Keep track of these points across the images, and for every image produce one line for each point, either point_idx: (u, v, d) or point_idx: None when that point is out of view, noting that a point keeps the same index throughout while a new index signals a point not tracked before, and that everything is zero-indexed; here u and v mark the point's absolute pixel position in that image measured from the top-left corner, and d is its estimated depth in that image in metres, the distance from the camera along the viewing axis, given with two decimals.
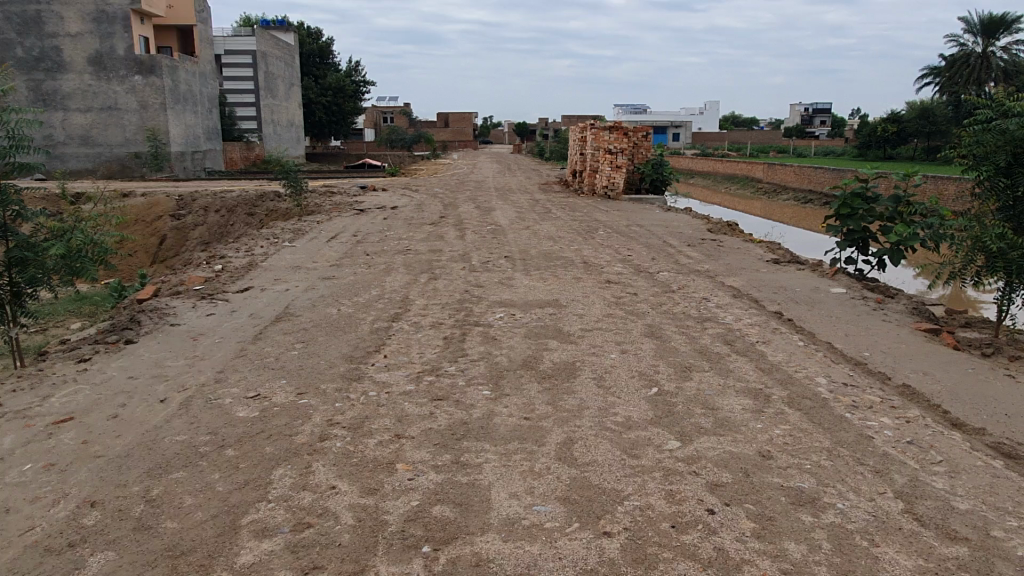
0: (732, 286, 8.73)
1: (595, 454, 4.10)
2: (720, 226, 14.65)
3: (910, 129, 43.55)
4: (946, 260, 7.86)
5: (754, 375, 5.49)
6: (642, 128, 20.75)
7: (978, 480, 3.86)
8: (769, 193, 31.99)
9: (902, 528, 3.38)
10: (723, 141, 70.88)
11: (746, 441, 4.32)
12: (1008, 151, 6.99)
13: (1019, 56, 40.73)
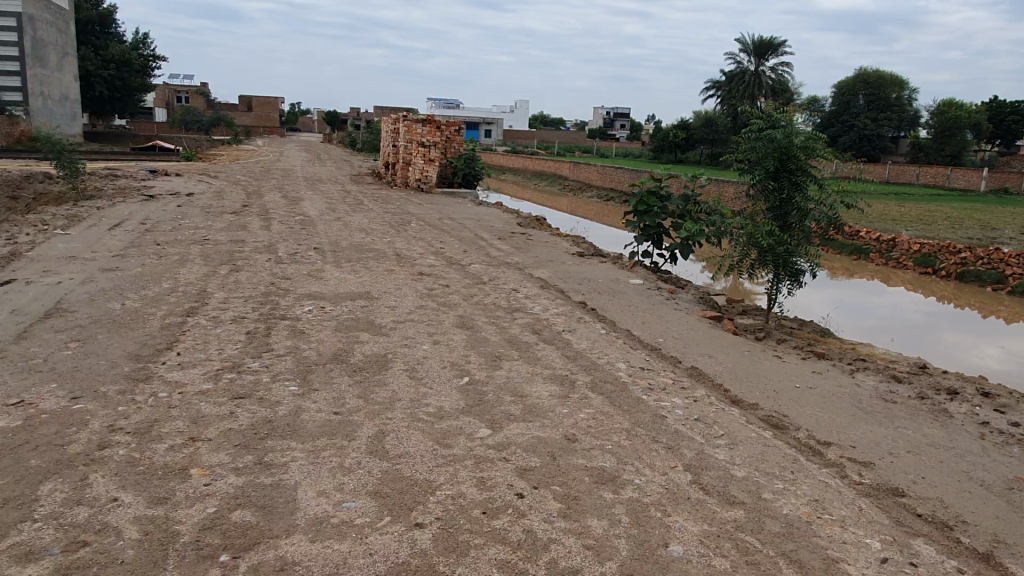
0: (540, 278, 9.05)
1: (407, 445, 4.05)
2: (529, 220, 15.15)
3: (696, 136, 48.65)
4: (726, 253, 8.70)
5: (560, 362, 5.73)
6: (454, 123, 20.93)
7: (753, 450, 4.30)
8: (575, 190, 33.71)
9: (690, 498, 3.68)
10: (532, 139, 73.58)
11: (553, 425, 4.49)
12: (775, 158, 7.87)
13: (783, 76, 46.25)
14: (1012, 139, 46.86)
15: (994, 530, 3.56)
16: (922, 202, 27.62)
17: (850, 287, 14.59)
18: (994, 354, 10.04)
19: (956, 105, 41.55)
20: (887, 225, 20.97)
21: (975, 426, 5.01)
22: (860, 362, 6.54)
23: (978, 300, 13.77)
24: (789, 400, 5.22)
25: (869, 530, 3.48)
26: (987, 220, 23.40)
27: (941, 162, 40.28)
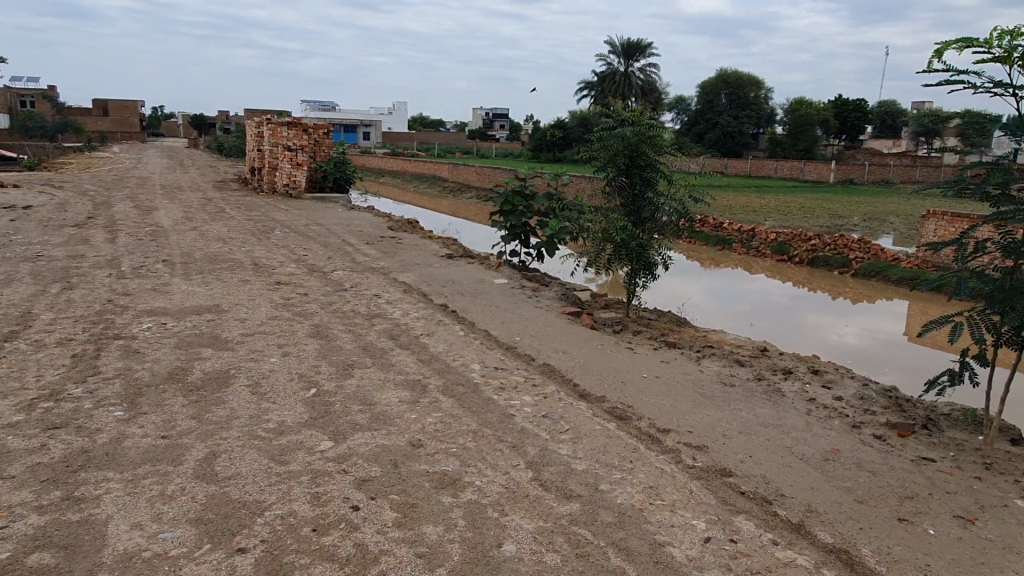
0: (404, 282, 8.93)
1: (239, 465, 3.87)
2: (401, 224, 14.96)
3: (573, 136, 50.18)
4: (585, 249, 8.89)
5: (414, 367, 5.66)
6: (323, 126, 20.36)
7: (595, 442, 4.41)
8: (454, 191, 33.65)
9: (528, 495, 3.72)
10: (411, 140, 72.84)
11: (399, 432, 4.42)
12: (625, 155, 8.10)
13: (651, 76, 48.10)
14: (856, 135, 50.90)
15: (808, 501, 3.78)
16: (779, 194, 29.49)
17: (715, 276, 15.30)
18: (839, 333, 10.77)
19: (806, 104, 44.64)
20: (748, 216, 22.20)
21: (803, 403, 5.36)
22: (707, 349, 6.86)
23: (827, 284, 14.82)
24: (636, 391, 5.39)
25: (695, 512, 3.63)
26: (836, 209, 25.25)
27: (796, 157, 43.27)
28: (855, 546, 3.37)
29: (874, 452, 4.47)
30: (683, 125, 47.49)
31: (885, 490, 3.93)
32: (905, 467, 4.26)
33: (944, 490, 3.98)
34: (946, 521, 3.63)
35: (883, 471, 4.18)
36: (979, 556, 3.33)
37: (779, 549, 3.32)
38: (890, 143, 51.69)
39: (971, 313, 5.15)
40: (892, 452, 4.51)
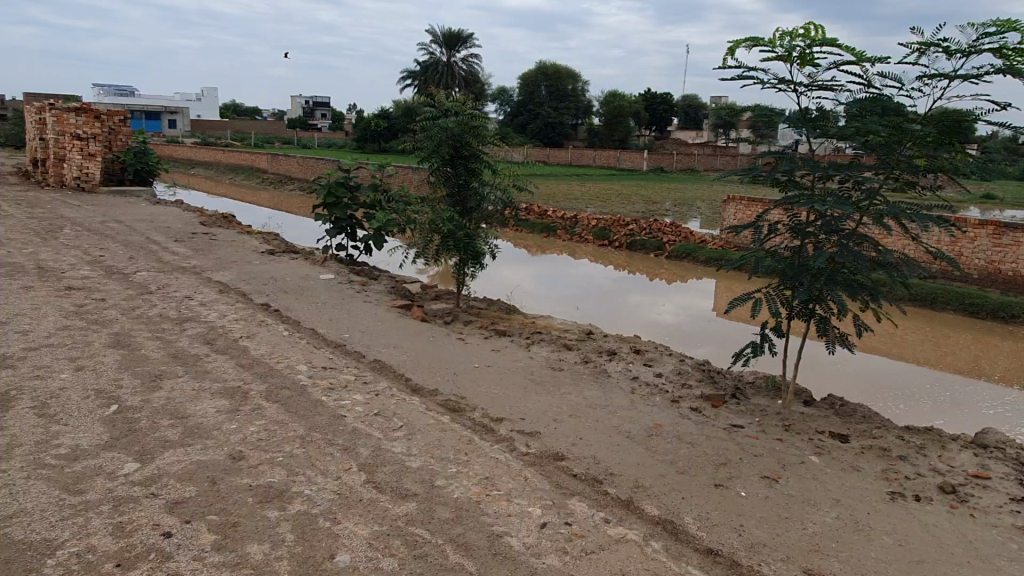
0: (219, 282, 8.31)
1: (22, 501, 3.36)
2: (215, 218, 13.95)
3: (398, 126, 49.45)
4: (413, 241, 8.73)
5: (233, 373, 5.26)
6: (117, 112, 18.52)
7: (429, 437, 4.32)
8: (275, 183, 31.95)
9: (361, 499, 3.56)
10: (224, 129, 68.33)
11: (217, 445, 4.07)
12: (449, 145, 8.02)
13: (473, 67, 48.52)
14: (664, 127, 54.52)
15: (636, 476, 3.94)
16: (598, 183, 30.95)
17: (541, 262, 15.71)
18: (656, 311, 11.49)
19: (619, 97, 47.15)
20: (570, 204, 23.06)
21: (628, 382, 5.62)
22: (537, 335, 6.99)
23: (645, 266, 15.73)
24: (468, 382, 5.37)
25: (531, 498, 3.66)
26: (649, 196, 26.94)
27: (612, 147, 45.69)
28: (679, 515, 3.55)
29: (691, 424, 4.76)
30: (506, 115, 48.43)
31: (702, 459, 4.19)
32: (719, 436, 4.58)
33: (752, 454, 4.31)
34: (755, 482, 3.92)
35: (700, 441, 4.46)
36: (783, 511, 3.63)
37: (611, 526, 3.43)
38: (693, 134, 56.02)
39: (768, 289, 5.63)
40: (707, 422, 4.83)
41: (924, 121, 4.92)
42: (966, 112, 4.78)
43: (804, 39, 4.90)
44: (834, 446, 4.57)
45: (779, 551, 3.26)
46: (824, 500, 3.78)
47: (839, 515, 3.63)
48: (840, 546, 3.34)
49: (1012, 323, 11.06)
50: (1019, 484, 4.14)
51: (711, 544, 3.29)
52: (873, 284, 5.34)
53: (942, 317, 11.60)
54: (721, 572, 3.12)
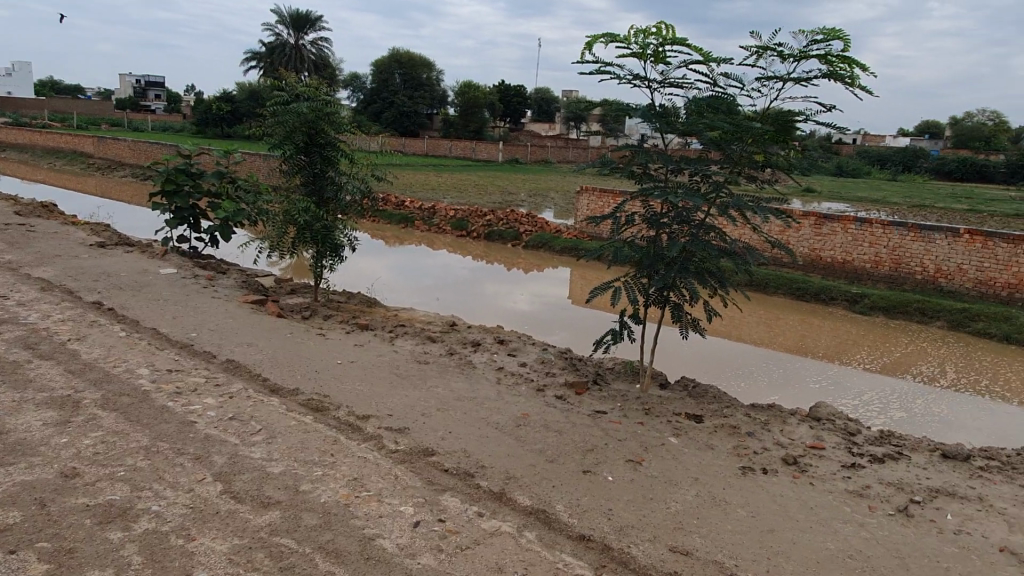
0: (41, 279, 7.45)
1: None
2: (32, 207, 12.51)
3: (243, 110, 46.80)
4: (265, 232, 8.25)
5: (61, 380, 4.72)
6: None
7: (291, 440, 4.10)
8: (103, 168, 29.20)
9: (218, 512, 3.31)
10: (40, 108, 61.61)
11: (45, 463, 3.63)
12: (303, 132, 7.64)
13: (323, 51, 46.82)
14: (519, 119, 55.35)
15: (507, 468, 3.94)
16: (455, 173, 30.91)
17: (399, 253, 15.46)
18: (514, 300, 11.66)
19: (474, 87, 47.30)
20: (427, 194, 22.86)
21: (494, 372, 5.63)
22: (400, 328, 6.84)
23: (503, 256, 15.90)
24: (330, 380, 5.15)
25: (402, 497, 3.56)
26: (505, 186, 27.28)
27: (467, 137, 45.82)
28: (550, 503, 3.59)
29: (557, 412, 4.84)
30: (359, 102, 47.18)
31: (570, 446, 4.26)
32: (585, 423, 4.68)
33: (616, 438, 4.45)
34: (620, 467, 4.04)
35: (567, 429, 4.54)
36: (648, 492, 3.77)
37: (485, 520, 3.40)
38: (546, 125, 57.31)
39: (626, 278, 5.83)
40: (573, 410, 4.93)
41: (762, 119, 5.25)
42: (799, 112, 5.15)
43: (657, 37, 5.07)
44: (690, 427, 4.81)
45: (646, 532, 3.38)
46: (684, 479, 3.96)
47: (697, 493, 3.82)
48: (701, 522, 3.52)
49: (831, 304, 12.24)
50: (848, 452, 4.56)
51: (583, 530, 3.35)
52: (720, 272, 5.66)
53: (774, 300, 12.62)
54: (594, 557, 3.18)
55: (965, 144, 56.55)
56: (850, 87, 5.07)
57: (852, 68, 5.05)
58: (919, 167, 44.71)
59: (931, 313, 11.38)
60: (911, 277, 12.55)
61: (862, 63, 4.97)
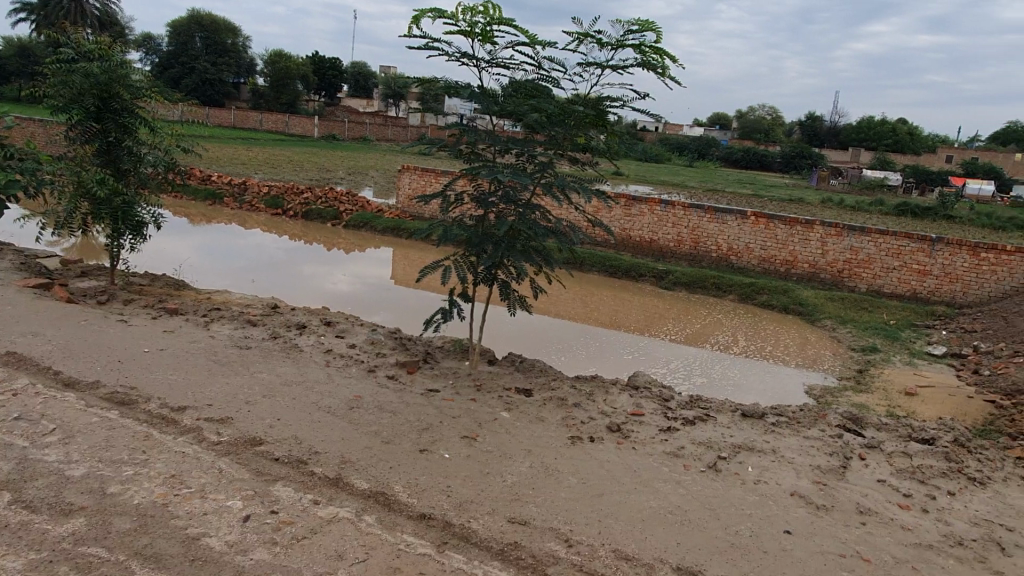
0: None
1: None
2: None
3: (10, 67, 40.86)
4: (49, 207, 7.28)
5: None
6: None
7: (94, 438, 3.68)
8: None
9: (8, 525, 2.90)
10: None
11: None
12: (94, 95, 6.80)
13: (110, 7, 42.05)
14: (334, 93, 53.36)
15: (342, 452, 3.81)
16: (266, 147, 29.22)
17: (206, 232, 14.37)
18: (335, 280, 11.30)
19: (286, 57, 44.88)
20: (237, 169, 21.42)
21: (321, 355, 5.42)
22: (214, 311, 6.36)
23: (323, 236, 15.32)
24: (137, 370, 4.68)
25: (229, 491, 3.33)
26: (322, 163, 26.25)
27: (279, 109, 43.45)
28: (389, 485, 3.53)
29: (390, 392, 4.76)
30: (154, 66, 42.99)
31: (405, 426, 4.21)
32: (418, 402, 4.65)
33: (451, 416, 4.47)
34: (456, 444, 4.06)
35: (401, 409, 4.48)
36: (485, 467, 3.83)
37: (321, 508, 3.28)
38: (363, 101, 55.78)
39: (455, 256, 5.83)
40: (406, 390, 4.87)
41: (583, 103, 5.45)
42: (616, 98, 5.41)
43: (484, 17, 5.06)
44: (521, 401, 4.94)
45: (485, 506, 3.43)
46: (518, 452, 4.07)
47: (532, 464, 3.94)
48: (536, 492, 3.63)
49: (640, 281, 13.13)
50: (664, 416, 4.92)
51: (423, 509, 3.33)
52: (546, 250, 5.84)
53: (589, 277, 13.29)
54: (436, 535, 3.18)
55: (748, 136, 62.90)
56: (662, 77, 5.41)
57: (663, 59, 5.39)
58: (710, 155, 49.07)
59: (725, 288, 12.59)
60: (708, 255, 13.79)
61: (672, 55, 5.32)
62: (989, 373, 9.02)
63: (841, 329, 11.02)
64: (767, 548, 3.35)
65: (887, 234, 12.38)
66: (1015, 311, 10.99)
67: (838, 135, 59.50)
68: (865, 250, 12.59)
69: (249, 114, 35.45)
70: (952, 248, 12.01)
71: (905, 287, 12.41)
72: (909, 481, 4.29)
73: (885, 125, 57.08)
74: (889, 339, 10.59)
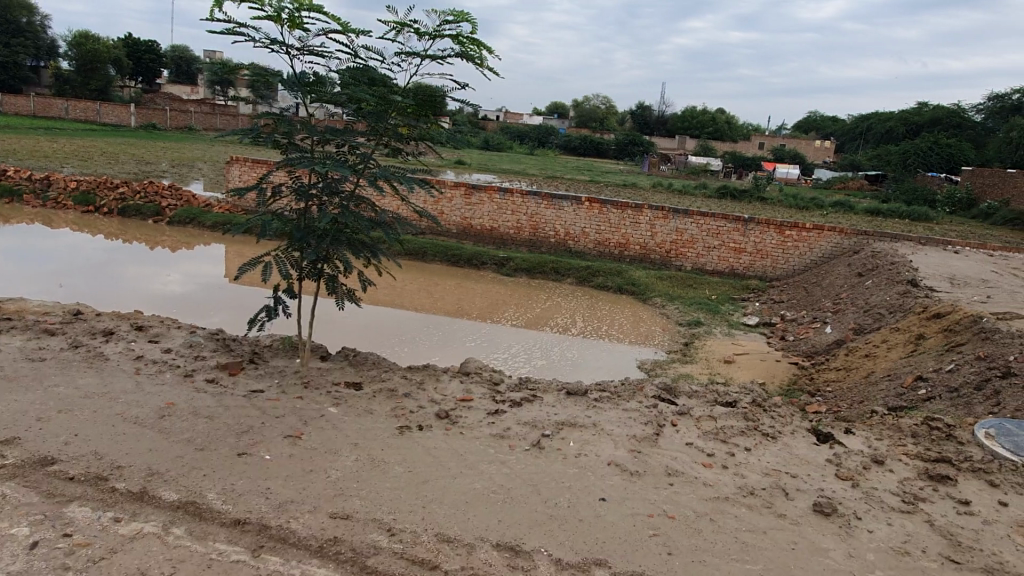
0: None
1: None
2: None
3: None
4: None
5: None
6: None
7: None
8: None
9: None
10: None
11: None
12: None
13: None
14: (153, 78, 49.45)
15: (148, 464, 3.58)
16: (75, 138, 26.58)
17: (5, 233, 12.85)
18: (164, 281, 10.52)
19: (93, 38, 40.87)
20: (38, 163, 19.33)
21: (130, 363, 5.04)
22: (2, 323, 5.71)
23: (143, 234, 14.18)
24: None
25: (15, 518, 3.05)
26: (141, 155, 24.31)
27: (88, 96, 39.59)
28: (201, 494, 3.37)
29: (208, 396, 4.52)
30: None
31: (222, 431, 4.02)
32: (238, 404, 4.46)
33: (273, 416, 4.32)
34: (278, 444, 3.94)
35: (218, 413, 4.28)
36: (307, 464, 3.75)
37: (122, 525, 3.08)
38: (186, 87, 52.06)
39: (276, 253, 5.53)
40: (225, 393, 4.65)
41: (402, 93, 5.35)
42: (436, 89, 5.42)
43: (292, 2, 4.85)
44: (350, 395, 4.87)
45: (306, 504, 3.36)
46: (343, 446, 4.02)
47: (357, 457, 3.91)
48: (360, 485, 3.61)
49: (482, 268, 13.32)
50: (492, 400, 5.06)
51: (238, 514, 3.22)
52: (372, 241, 5.77)
53: (431, 267, 13.31)
54: (251, 540, 3.08)
55: (584, 124, 65.41)
56: (480, 67, 5.42)
57: (480, 50, 5.38)
58: (550, 143, 50.51)
59: (563, 272, 13.06)
60: (546, 240, 14.24)
61: (488, 47, 5.33)
62: (794, 338, 10.04)
63: (669, 306, 11.78)
64: (582, 516, 3.55)
65: (707, 216, 13.36)
66: (814, 281, 12.29)
67: (665, 124, 63.30)
68: (688, 231, 13.53)
69: (52, 102, 32.03)
70: (762, 227, 13.20)
71: (724, 264, 13.50)
72: (713, 442, 4.70)
73: (706, 113, 61.45)
74: (710, 312, 11.49)
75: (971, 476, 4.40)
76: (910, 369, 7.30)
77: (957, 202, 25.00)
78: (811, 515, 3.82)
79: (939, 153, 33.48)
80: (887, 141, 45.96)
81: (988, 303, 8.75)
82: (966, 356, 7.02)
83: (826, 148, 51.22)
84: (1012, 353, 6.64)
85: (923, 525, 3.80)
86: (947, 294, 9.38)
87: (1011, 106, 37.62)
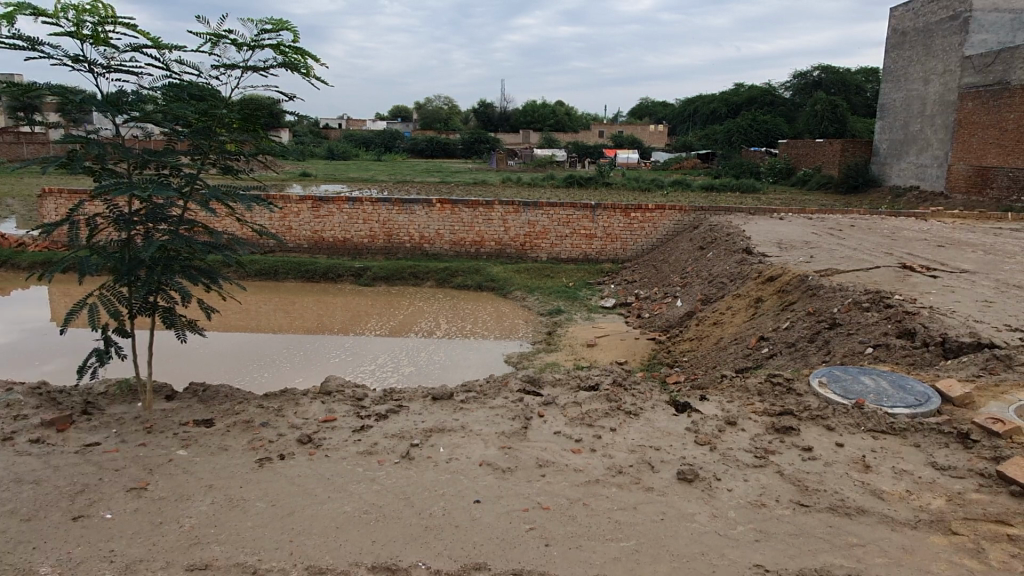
0: None
1: None
2: None
3: None
4: None
5: None
6: None
7: None
8: None
9: None
10: None
11: None
12: None
13: None
14: None
15: None
16: None
17: None
18: None
19: None
20: None
21: None
22: None
23: None
24: None
25: None
26: None
27: None
28: (31, 569, 3.03)
29: (32, 459, 4.06)
30: None
31: (51, 495, 3.62)
32: (70, 463, 4.03)
33: (113, 470, 3.95)
34: (120, 499, 3.61)
35: (47, 475, 3.85)
36: (156, 517, 3.45)
37: None
38: None
39: (100, 290, 5.02)
40: (53, 451, 4.20)
41: (227, 107, 4.96)
42: (262, 101, 5.03)
43: (93, 15, 4.28)
44: (200, 434, 4.55)
45: (157, 560, 3.10)
46: (196, 490, 3.74)
47: (212, 500, 3.64)
48: (218, 529, 3.37)
49: (339, 281, 12.94)
50: (356, 417, 4.92)
51: None
52: (209, 266, 5.39)
53: (285, 285, 12.74)
54: None
55: (428, 125, 65.07)
56: (307, 79, 4.84)
57: (306, 60, 4.80)
58: (396, 147, 49.83)
59: (422, 275, 12.94)
60: (402, 246, 14.03)
61: (315, 56, 4.77)
62: (649, 314, 10.52)
63: (529, 297, 11.95)
64: (457, 522, 3.50)
65: (556, 206, 13.68)
66: (661, 259, 12.94)
67: (508, 119, 64.24)
68: (539, 223, 13.80)
69: None
70: (609, 212, 13.72)
71: (578, 251, 13.91)
72: (579, 427, 4.80)
73: (546, 108, 63.19)
74: (569, 299, 11.78)
75: (811, 424, 4.78)
76: (753, 331, 7.84)
77: (777, 171, 27.63)
78: (676, 484, 3.99)
79: (757, 130, 36.26)
80: (713, 121, 49.19)
81: (811, 262, 9.58)
82: (799, 313, 7.65)
83: (659, 132, 54.02)
84: (836, 306, 7.30)
85: (774, 476, 4.07)
86: (776, 258, 10.17)
87: (813, 82, 41.28)
